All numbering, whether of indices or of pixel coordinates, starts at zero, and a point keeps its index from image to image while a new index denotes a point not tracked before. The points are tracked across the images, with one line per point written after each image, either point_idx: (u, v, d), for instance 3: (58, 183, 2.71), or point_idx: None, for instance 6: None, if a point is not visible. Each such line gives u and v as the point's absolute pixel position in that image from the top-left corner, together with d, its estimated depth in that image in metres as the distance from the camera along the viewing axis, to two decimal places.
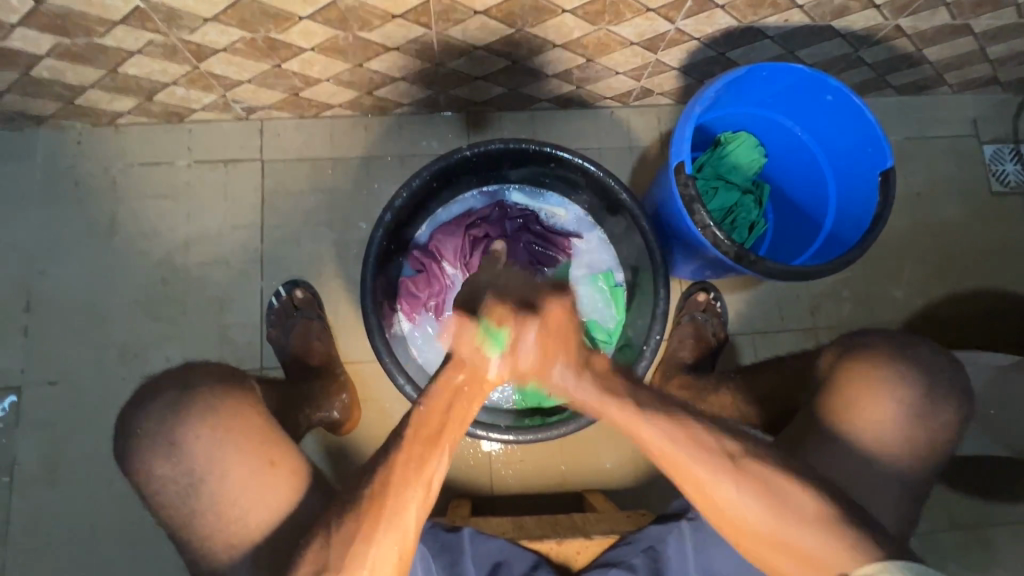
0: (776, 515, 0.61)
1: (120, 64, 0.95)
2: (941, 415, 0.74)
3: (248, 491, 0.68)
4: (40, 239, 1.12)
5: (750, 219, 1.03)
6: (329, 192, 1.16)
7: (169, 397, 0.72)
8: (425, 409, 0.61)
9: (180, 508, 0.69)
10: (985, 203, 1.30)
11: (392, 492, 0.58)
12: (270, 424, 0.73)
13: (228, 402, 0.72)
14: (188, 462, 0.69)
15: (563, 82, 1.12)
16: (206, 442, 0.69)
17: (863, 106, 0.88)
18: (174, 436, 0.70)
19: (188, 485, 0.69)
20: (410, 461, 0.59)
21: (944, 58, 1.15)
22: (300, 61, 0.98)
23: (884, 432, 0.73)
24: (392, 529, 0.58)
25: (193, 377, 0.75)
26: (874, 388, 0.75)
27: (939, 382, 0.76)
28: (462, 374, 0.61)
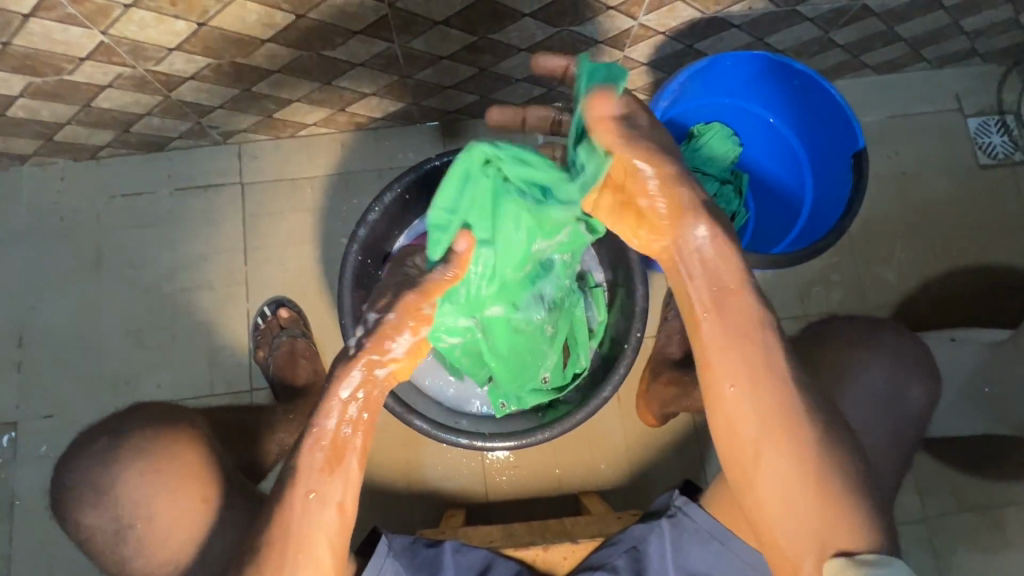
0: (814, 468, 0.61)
1: (93, 99, 0.96)
2: (911, 392, 0.79)
3: (177, 528, 0.71)
4: (31, 275, 1.14)
5: (732, 210, 1.00)
6: (310, 210, 1.17)
7: (98, 445, 0.74)
8: (320, 436, 0.63)
9: (112, 551, 0.73)
10: (973, 176, 1.28)
11: (295, 525, 0.62)
12: (200, 461, 0.74)
13: (154, 445, 0.73)
14: (114, 509, 0.71)
15: (534, 86, 1.12)
16: (134, 487, 0.72)
17: (831, 89, 0.88)
18: (100, 485, 0.72)
19: (116, 530, 0.72)
20: (310, 489, 0.62)
21: (918, 34, 1.14)
22: (268, 84, 0.99)
23: (861, 412, 0.78)
24: (308, 564, 0.62)
25: (123, 425, 0.76)
26: (842, 376, 0.79)
27: (907, 362, 0.80)
28: (358, 390, 0.63)
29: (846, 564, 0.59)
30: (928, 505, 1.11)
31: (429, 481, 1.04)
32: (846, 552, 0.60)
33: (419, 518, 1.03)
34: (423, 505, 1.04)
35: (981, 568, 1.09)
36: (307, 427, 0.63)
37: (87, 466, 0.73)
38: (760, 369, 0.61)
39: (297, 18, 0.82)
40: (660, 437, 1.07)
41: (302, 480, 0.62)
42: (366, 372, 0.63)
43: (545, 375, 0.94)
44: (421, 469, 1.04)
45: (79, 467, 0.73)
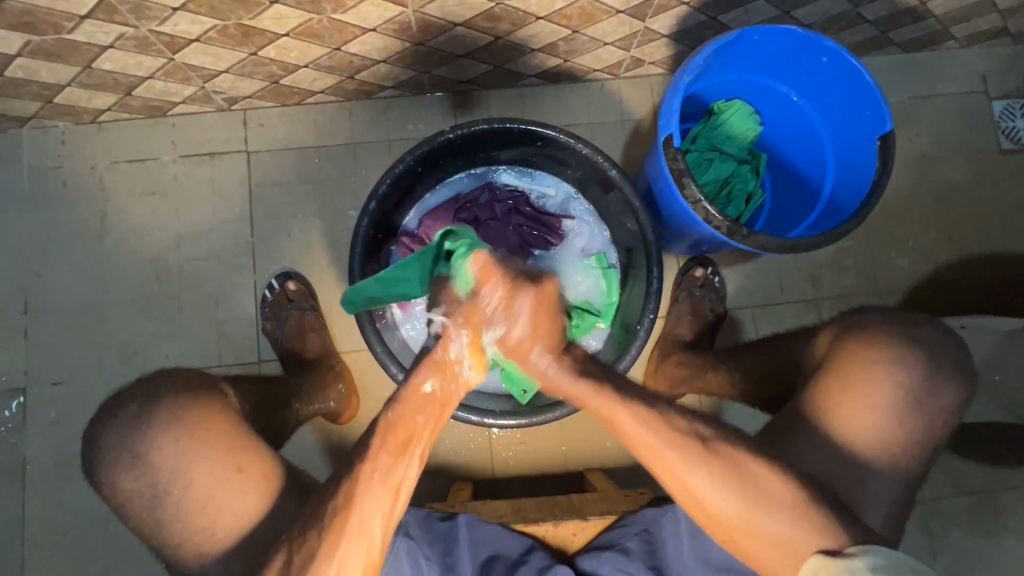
0: (755, 507, 0.60)
1: (94, 60, 0.93)
2: (948, 392, 0.73)
3: (216, 492, 0.70)
4: (34, 242, 1.12)
5: (748, 189, 1.00)
6: (317, 182, 1.15)
7: (130, 410, 0.73)
8: (396, 411, 0.60)
9: (147, 519, 0.70)
10: (993, 162, 1.25)
11: (358, 507, 0.58)
12: (238, 428, 0.74)
13: (190, 413, 0.73)
14: (151, 474, 0.70)
15: (550, 57, 1.09)
16: (171, 452, 0.70)
17: (861, 67, 0.84)
18: (136, 449, 0.71)
19: (152, 496, 0.70)
20: (378, 468, 0.58)
21: (949, 11, 1.10)
22: (276, 48, 0.95)
23: (886, 417, 0.72)
24: (357, 538, 0.58)
25: (155, 388, 0.75)
26: (872, 376, 0.73)
27: (944, 361, 0.74)
28: (434, 381, 0.61)
29: (823, 560, 0.58)
30: (927, 488, 1.13)
31: (437, 455, 1.05)
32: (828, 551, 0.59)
33: (426, 491, 1.05)
34: (431, 478, 1.05)
35: (973, 550, 1.12)
36: (380, 414, 0.60)
37: (113, 436, 0.72)
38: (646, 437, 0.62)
39: None
40: None
41: (369, 458, 0.59)
42: (440, 365, 0.60)
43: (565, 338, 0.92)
44: None
45: (109, 432, 0.72)
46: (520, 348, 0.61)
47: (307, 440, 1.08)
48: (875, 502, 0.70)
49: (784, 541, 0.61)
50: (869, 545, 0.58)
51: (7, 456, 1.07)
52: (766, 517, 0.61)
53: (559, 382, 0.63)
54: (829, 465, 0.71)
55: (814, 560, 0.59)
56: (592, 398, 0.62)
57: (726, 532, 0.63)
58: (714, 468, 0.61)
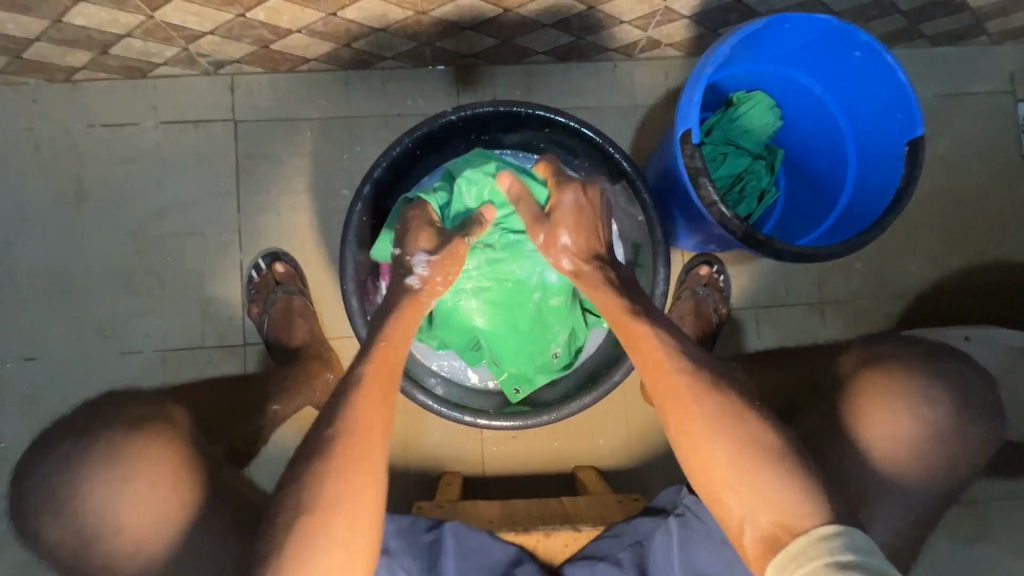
0: (744, 451, 0.59)
1: (65, 14, 0.85)
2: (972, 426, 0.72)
3: (157, 510, 0.68)
4: (4, 208, 1.05)
5: (761, 188, 0.96)
6: (309, 157, 1.08)
7: (66, 445, 0.72)
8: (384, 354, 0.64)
9: (85, 557, 0.68)
10: (1013, 167, 1.21)
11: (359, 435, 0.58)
12: (179, 450, 0.72)
13: (126, 442, 0.70)
14: (84, 513, 0.67)
15: (561, 33, 1.02)
16: (109, 485, 0.67)
17: (897, 65, 0.78)
18: (65, 490, 0.68)
19: (87, 535, 0.67)
20: (370, 401, 0.59)
21: (987, 5, 1.03)
22: (266, 10, 0.87)
23: (913, 443, 0.69)
24: (362, 479, 0.57)
25: (93, 422, 0.74)
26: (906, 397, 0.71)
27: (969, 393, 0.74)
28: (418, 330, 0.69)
29: (807, 541, 0.54)
30: None
31: (427, 448, 1.03)
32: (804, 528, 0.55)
33: (415, 483, 1.03)
34: (420, 471, 1.03)
35: (957, 559, 1.13)
36: (376, 337, 0.66)
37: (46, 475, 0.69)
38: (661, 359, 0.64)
39: None
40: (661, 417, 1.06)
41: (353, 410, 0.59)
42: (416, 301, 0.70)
43: (554, 352, 0.91)
44: (418, 435, 1.03)
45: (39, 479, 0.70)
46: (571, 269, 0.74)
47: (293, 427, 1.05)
48: (875, 524, 0.69)
49: (772, 503, 0.57)
50: (849, 528, 0.54)
51: None
52: (758, 471, 0.58)
53: (603, 300, 0.72)
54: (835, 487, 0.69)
55: (800, 542, 0.54)
56: (620, 313, 0.69)
57: (706, 478, 0.61)
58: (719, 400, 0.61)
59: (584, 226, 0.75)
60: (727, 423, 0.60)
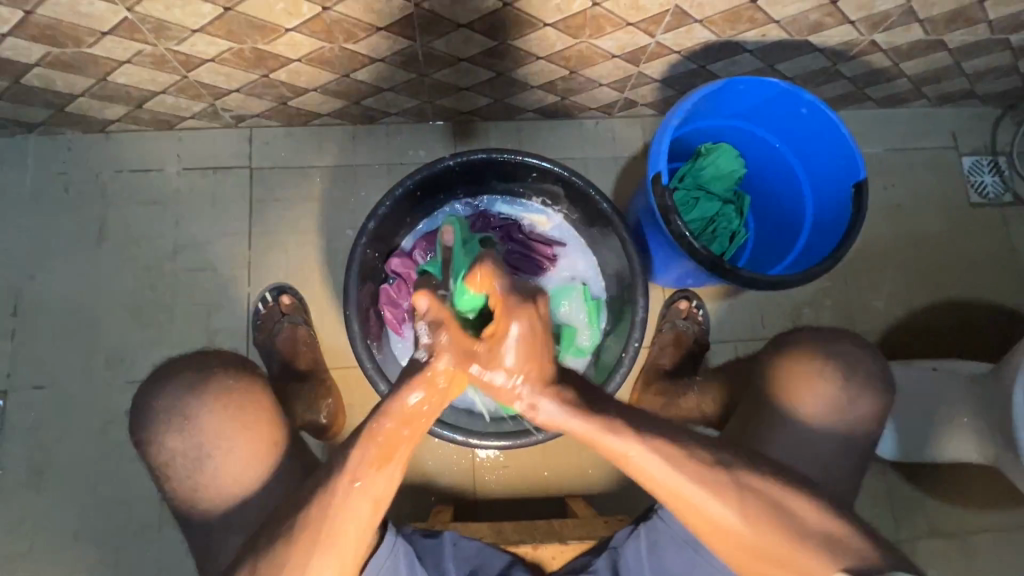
0: (774, 529, 0.65)
1: (110, 73, 0.96)
2: (864, 403, 0.80)
3: (250, 469, 0.76)
4: (31, 245, 1.13)
5: (731, 227, 1.05)
6: (318, 201, 1.18)
7: (176, 387, 0.77)
8: (381, 425, 0.59)
9: (185, 480, 0.76)
10: (962, 214, 1.32)
11: (324, 522, 0.62)
12: (273, 402, 0.81)
13: (237, 384, 0.79)
14: (197, 437, 0.76)
15: (548, 94, 1.14)
16: (218, 415, 0.76)
17: (837, 119, 0.91)
18: (188, 412, 0.76)
19: (195, 458, 0.75)
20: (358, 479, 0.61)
21: (920, 74, 1.17)
22: (287, 72, 0.99)
23: (836, 400, 0.80)
24: (324, 558, 0.63)
25: (203, 366, 0.80)
26: (811, 380, 0.80)
27: (861, 372, 0.81)
28: (421, 396, 0.57)
29: None
30: (901, 528, 1.15)
31: (420, 474, 1.07)
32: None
33: (406, 510, 1.06)
34: (412, 498, 1.06)
35: None
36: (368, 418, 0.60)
37: (141, 396, 0.79)
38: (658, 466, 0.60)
39: (324, 10, 0.83)
40: None
41: (351, 467, 0.61)
42: (428, 380, 0.56)
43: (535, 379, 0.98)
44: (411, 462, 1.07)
45: (144, 395, 0.78)
46: (527, 397, 0.55)
47: None
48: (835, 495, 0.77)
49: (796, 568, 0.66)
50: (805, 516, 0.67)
51: None
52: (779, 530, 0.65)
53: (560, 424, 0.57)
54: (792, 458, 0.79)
55: None
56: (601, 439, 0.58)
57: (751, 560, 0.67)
58: (734, 496, 0.64)
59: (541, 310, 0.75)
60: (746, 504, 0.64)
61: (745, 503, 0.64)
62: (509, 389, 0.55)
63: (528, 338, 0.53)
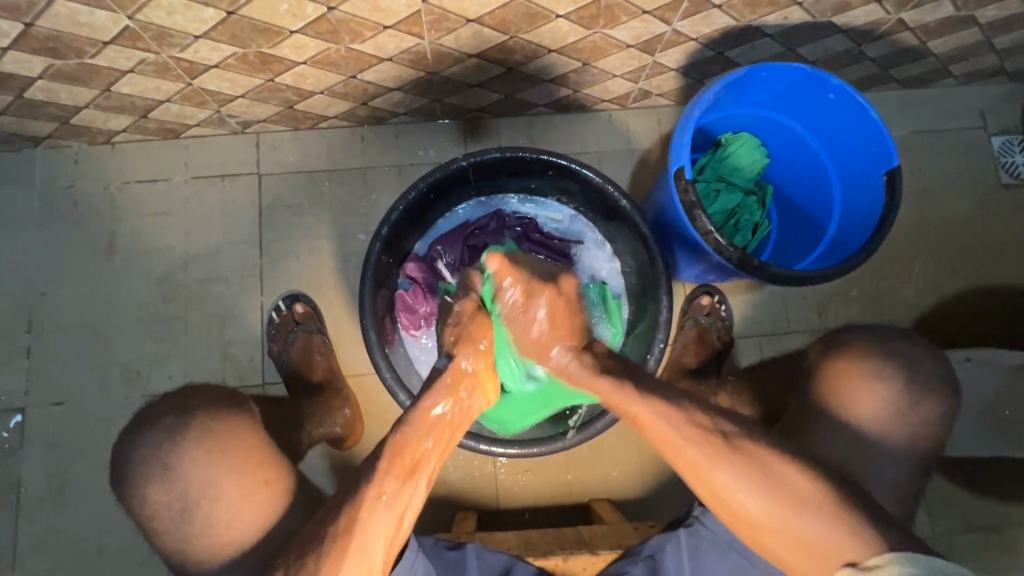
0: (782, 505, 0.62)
1: (114, 83, 0.94)
2: (928, 405, 0.77)
3: (241, 514, 0.72)
4: (42, 260, 1.12)
5: (754, 220, 1.01)
6: (328, 206, 1.16)
7: (165, 424, 0.74)
8: (406, 434, 0.61)
9: (174, 532, 0.72)
10: (993, 196, 1.27)
11: (359, 528, 0.60)
12: (264, 442, 0.77)
13: (221, 426, 0.75)
14: (183, 488, 0.72)
15: (560, 87, 1.11)
16: (203, 463, 0.72)
17: (867, 104, 0.87)
18: (169, 460, 0.72)
19: (183, 508, 0.72)
20: (384, 493, 0.60)
21: (948, 52, 1.12)
22: (293, 75, 0.97)
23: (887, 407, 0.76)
24: (358, 565, 0.60)
25: (189, 401, 0.77)
26: (860, 384, 0.77)
27: (921, 371, 0.78)
28: (446, 405, 0.63)
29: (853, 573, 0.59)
30: (936, 523, 1.12)
31: (442, 482, 1.05)
32: (854, 563, 0.60)
33: (429, 518, 1.04)
34: (434, 506, 1.04)
35: None
36: (389, 434, 0.62)
37: (123, 440, 0.75)
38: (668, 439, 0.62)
39: (328, 10, 0.80)
40: None
41: (375, 480, 0.60)
42: (451, 388, 0.64)
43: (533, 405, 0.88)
44: (432, 470, 1.05)
45: (125, 442, 0.74)
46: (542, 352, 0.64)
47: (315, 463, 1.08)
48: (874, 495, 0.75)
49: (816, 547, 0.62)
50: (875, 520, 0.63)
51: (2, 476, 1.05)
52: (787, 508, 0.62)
53: (577, 380, 0.64)
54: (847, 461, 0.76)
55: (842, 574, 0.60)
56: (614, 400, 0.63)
57: (748, 529, 0.65)
58: (742, 467, 0.62)
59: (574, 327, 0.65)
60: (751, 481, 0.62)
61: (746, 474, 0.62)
62: (542, 347, 0.64)
63: (553, 306, 0.63)
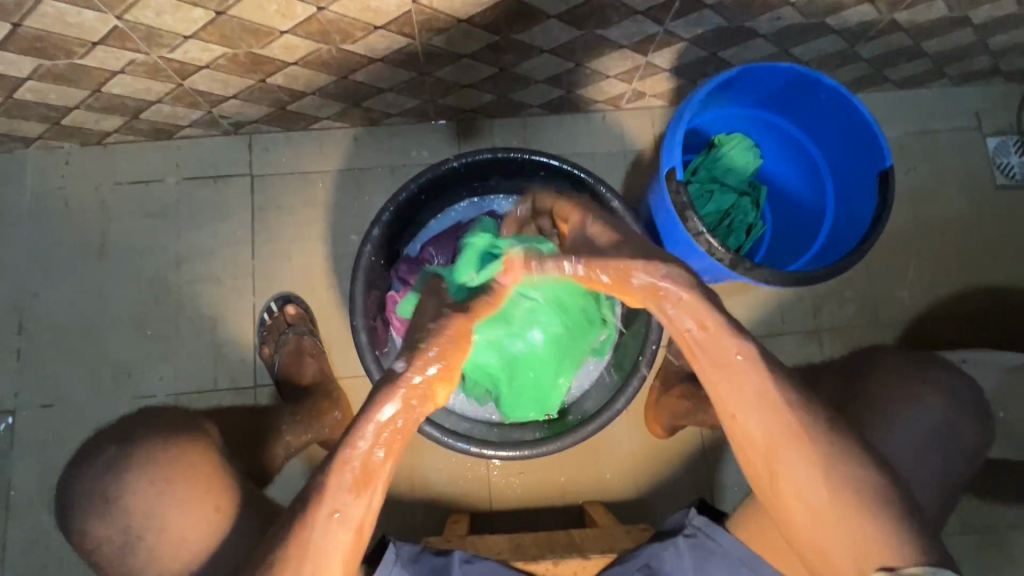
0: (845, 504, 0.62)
1: (104, 84, 0.94)
2: (967, 429, 0.82)
3: (186, 543, 0.73)
4: (33, 262, 1.11)
5: (748, 220, 1.01)
6: (321, 207, 1.15)
7: (106, 454, 0.76)
8: (356, 449, 0.59)
9: (122, 560, 0.74)
10: (988, 196, 1.26)
11: (311, 545, 0.60)
12: (213, 468, 0.77)
13: (165, 455, 0.76)
14: (125, 518, 0.74)
15: (553, 88, 1.11)
16: (145, 494, 0.74)
17: (860, 104, 0.86)
18: (109, 493, 0.74)
19: (127, 539, 0.74)
20: (336, 507, 0.60)
21: (943, 52, 1.12)
22: (284, 75, 0.96)
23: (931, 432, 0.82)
24: None
25: (132, 432, 0.78)
26: (917, 403, 0.82)
27: (968, 406, 0.84)
28: (395, 412, 0.59)
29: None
30: None
31: (435, 484, 1.04)
32: (890, 568, 0.60)
33: (422, 521, 1.04)
34: (428, 508, 1.04)
35: None
36: (336, 446, 0.60)
37: (71, 470, 0.77)
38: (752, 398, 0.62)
39: (318, 10, 0.80)
40: (666, 447, 1.08)
41: (329, 496, 0.59)
42: (401, 394, 0.59)
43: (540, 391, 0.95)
44: (426, 472, 1.04)
45: (73, 474, 0.77)
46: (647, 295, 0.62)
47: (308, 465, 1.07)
48: None
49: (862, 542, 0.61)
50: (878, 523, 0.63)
51: None
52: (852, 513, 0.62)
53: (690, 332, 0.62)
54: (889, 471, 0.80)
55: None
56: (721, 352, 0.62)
57: (800, 522, 0.63)
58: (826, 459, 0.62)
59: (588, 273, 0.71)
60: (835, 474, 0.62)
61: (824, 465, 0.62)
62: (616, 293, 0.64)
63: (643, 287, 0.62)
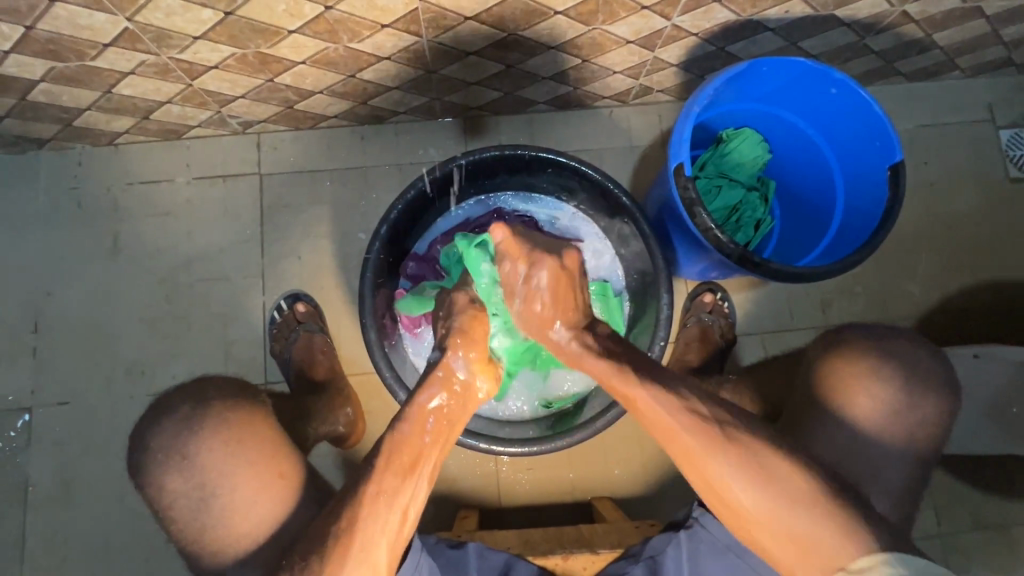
0: (781, 502, 0.61)
1: (115, 85, 0.95)
2: (925, 406, 0.76)
3: (257, 507, 0.72)
4: (47, 262, 1.13)
5: (757, 216, 1.01)
6: (328, 205, 1.16)
7: (181, 411, 0.75)
8: (404, 431, 0.64)
9: (192, 521, 0.72)
10: (1001, 189, 1.25)
11: (363, 520, 0.61)
12: (278, 434, 0.77)
13: (236, 418, 0.75)
14: (199, 475, 0.72)
15: (560, 84, 1.10)
16: (219, 454, 0.72)
17: (870, 98, 0.86)
18: (186, 449, 0.73)
19: (200, 497, 0.72)
20: (382, 491, 0.61)
21: (955, 43, 1.10)
22: (292, 75, 0.97)
23: (882, 409, 0.75)
24: (360, 569, 0.60)
25: (203, 392, 0.77)
26: (861, 384, 0.76)
27: (921, 372, 0.77)
28: (442, 399, 0.67)
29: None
30: (942, 522, 1.11)
31: (445, 479, 1.05)
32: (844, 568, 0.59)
33: (432, 517, 1.04)
34: (437, 504, 1.05)
35: None
36: (386, 433, 0.64)
37: (138, 431, 0.76)
38: (673, 418, 0.63)
39: (326, 9, 0.80)
40: None
41: (375, 479, 0.61)
42: (443, 382, 0.67)
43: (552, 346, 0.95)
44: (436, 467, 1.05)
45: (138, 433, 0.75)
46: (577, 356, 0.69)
47: (319, 462, 1.09)
48: (886, 495, 0.74)
49: (803, 542, 0.61)
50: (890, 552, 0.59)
51: (10, 475, 1.07)
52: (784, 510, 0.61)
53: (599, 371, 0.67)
54: (841, 458, 0.75)
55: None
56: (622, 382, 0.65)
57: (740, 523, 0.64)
58: (742, 458, 0.62)
59: (570, 300, 0.69)
60: (751, 472, 0.62)
61: (742, 463, 0.62)
62: (544, 324, 0.69)
63: (554, 278, 0.68)
